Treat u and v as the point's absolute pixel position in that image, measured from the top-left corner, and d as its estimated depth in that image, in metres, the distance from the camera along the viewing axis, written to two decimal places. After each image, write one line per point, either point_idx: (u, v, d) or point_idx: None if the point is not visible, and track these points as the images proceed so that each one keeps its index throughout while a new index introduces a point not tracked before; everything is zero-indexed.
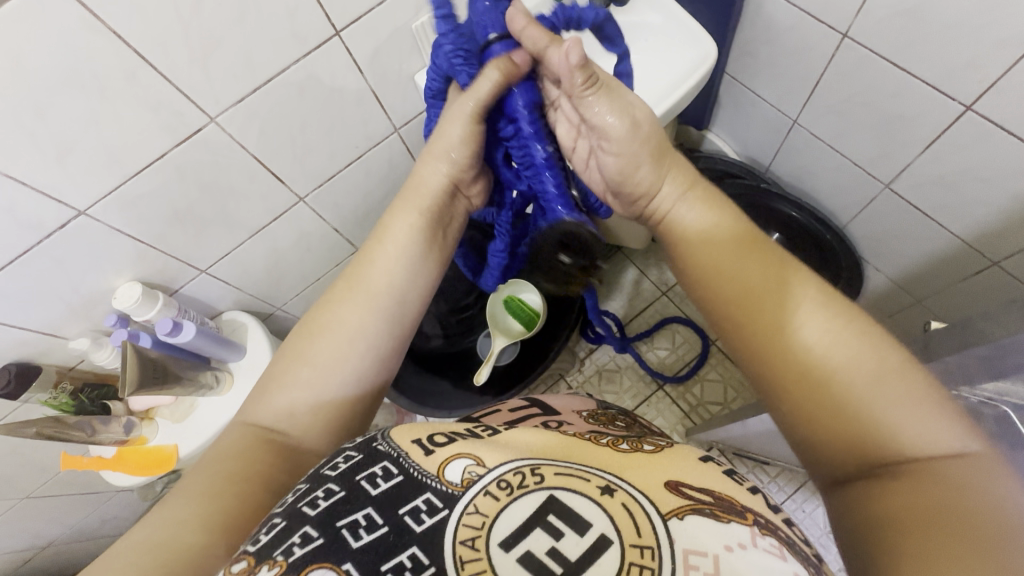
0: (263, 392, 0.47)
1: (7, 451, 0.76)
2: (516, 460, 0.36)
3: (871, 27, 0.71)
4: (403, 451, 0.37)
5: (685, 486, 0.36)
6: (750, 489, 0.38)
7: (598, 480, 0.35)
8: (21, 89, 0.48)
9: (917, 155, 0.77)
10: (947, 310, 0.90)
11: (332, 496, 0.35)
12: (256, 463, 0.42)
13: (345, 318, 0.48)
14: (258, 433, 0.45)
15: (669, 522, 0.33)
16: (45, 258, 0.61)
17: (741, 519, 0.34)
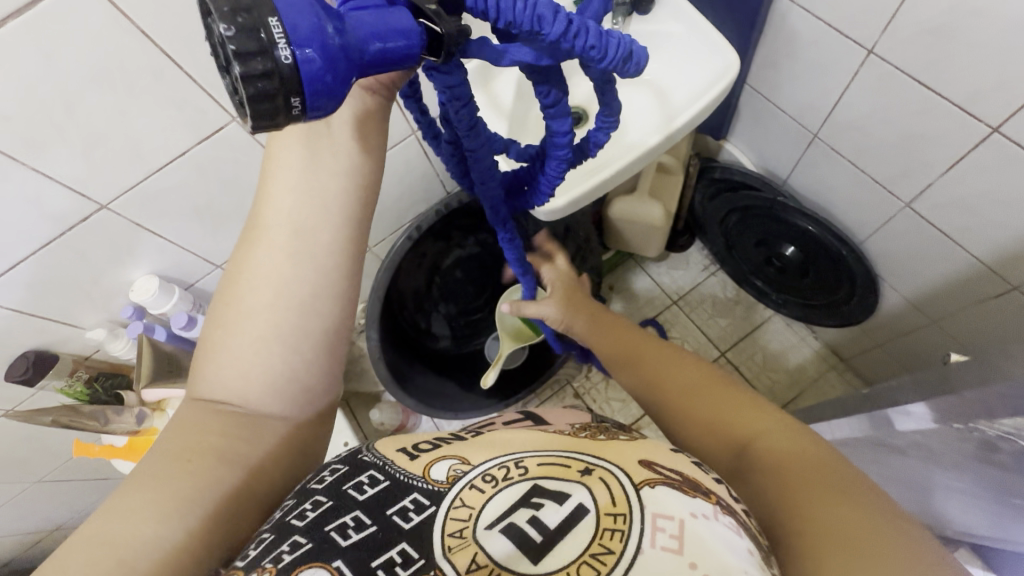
0: (204, 365, 0.39)
1: (22, 435, 0.77)
2: (502, 455, 0.35)
3: (898, 44, 0.70)
4: (388, 460, 0.36)
5: (657, 464, 0.34)
6: (716, 478, 0.36)
7: (579, 463, 0.34)
8: (51, 85, 0.49)
9: (939, 175, 0.76)
10: (963, 334, 0.88)
11: (320, 505, 0.33)
12: (206, 436, 0.35)
13: (265, 266, 0.38)
14: (203, 408, 0.37)
15: (641, 490, 0.32)
16: (66, 250, 0.62)
17: (704, 496, 0.32)
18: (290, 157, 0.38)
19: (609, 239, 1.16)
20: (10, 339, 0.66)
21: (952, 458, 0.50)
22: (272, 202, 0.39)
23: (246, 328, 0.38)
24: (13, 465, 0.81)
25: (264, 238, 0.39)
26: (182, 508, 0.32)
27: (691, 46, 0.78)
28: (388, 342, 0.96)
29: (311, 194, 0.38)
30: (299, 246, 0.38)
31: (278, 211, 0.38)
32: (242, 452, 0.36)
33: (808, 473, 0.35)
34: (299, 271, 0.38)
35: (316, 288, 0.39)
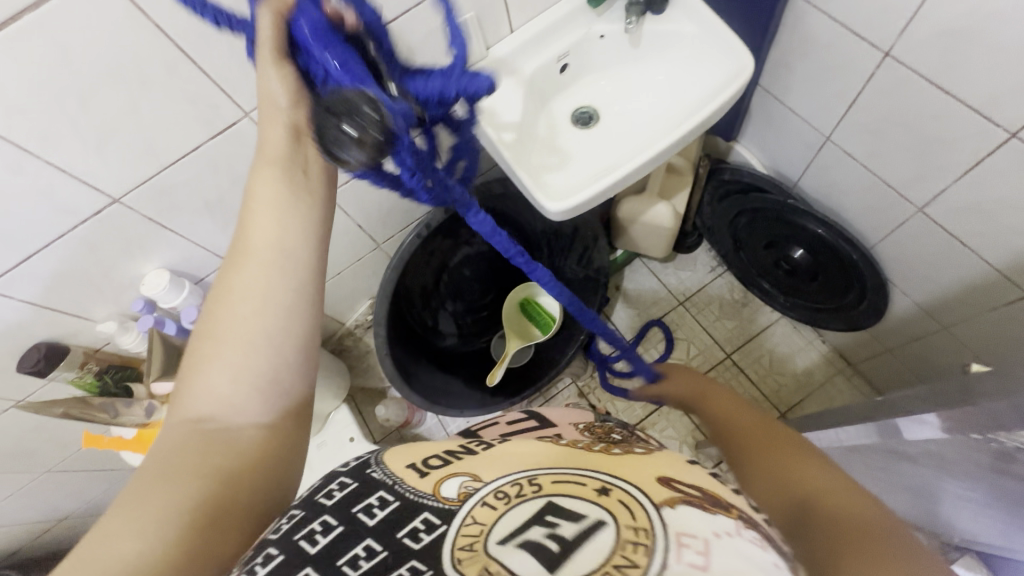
0: (187, 381, 0.39)
1: (31, 426, 0.78)
2: (514, 473, 0.34)
3: (916, 46, 0.69)
4: (397, 478, 0.35)
5: (676, 482, 0.33)
6: (733, 489, 0.35)
7: (593, 483, 0.33)
8: (66, 78, 0.49)
9: (953, 180, 0.75)
10: (975, 340, 0.87)
11: (330, 530, 0.31)
12: (186, 456, 0.35)
13: (250, 284, 0.40)
14: (187, 426, 0.37)
15: (663, 509, 0.30)
16: (79, 243, 0.62)
17: (726, 511, 0.31)
18: (278, 189, 0.40)
19: (617, 239, 1.16)
20: (21, 330, 0.66)
21: (964, 467, 0.50)
22: (257, 224, 0.40)
23: (232, 347, 0.39)
24: (22, 455, 0.81)
25: (247, 261, 0.40)
26: (162, 521, 0.31)
27: (706, 47, 0.78)
28: (395, 339, 0.96)
29: (285, 218, 0.40)
30: (286, 261, 0.41)
31: (265, 235, 0.40)
32: (225, 465, 0.35)
33: (794, 450, 0.41)
34: (286, 284, 0.41)
35: (297, 296, 0.41)
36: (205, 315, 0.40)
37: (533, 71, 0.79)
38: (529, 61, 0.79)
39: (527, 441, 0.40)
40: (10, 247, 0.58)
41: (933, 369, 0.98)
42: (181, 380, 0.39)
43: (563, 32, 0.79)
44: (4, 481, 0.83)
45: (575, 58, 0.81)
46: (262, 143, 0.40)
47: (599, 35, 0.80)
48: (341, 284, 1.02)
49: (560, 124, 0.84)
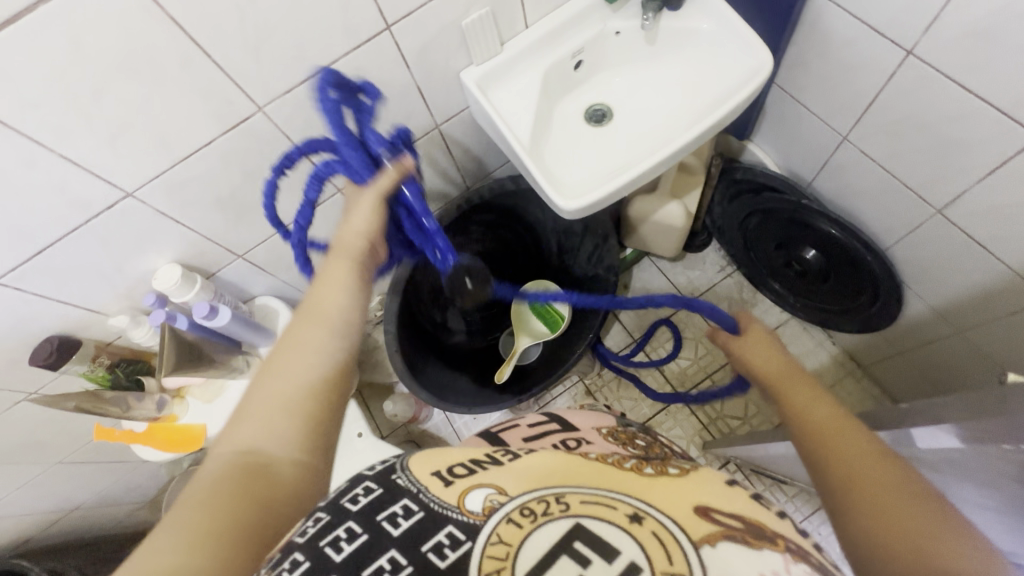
0: (238, 414, 0.41)
1: (42, 418, 0.78)
2: (541, 487, 0.34)
3: (939, 45, 0.68)
4: (422, 487, 0.38)
5: (714, 512, 0.33)
6: (780, 516, 0.36)
7: (625, 507, 0.32)
8: (81, 69, 0.49)
9: (974, 182, 0.74)
10: (989, 345, 0.86)
11: (355, 538, 0.34)
12: (236, 482, 0.36)
13: (310, 338, 0.45)
14: (236, 455, 0.38)
15: (703, 550, 0.30)
16: (93, 236, 0.62)
17: (773, 545, 0.31)
18: (345, 274, 0.51)
19: (626, 238, 1.15)
20: (34, 322, 0.66)
21: (987, 475, 0.49)
22: (326, 293, 0.49)
23: (285, 383, 0.42)
24: (33, 447, 0.82)
25: (313, 319, 0.47)
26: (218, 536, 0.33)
27: (724, 45, 0.77)
28: (404, 335, 0.96)
29: (345, 299, 0.49)
30: (341, 326, 0.47)
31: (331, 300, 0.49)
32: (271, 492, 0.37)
33: (864, 473, 0.42)
34: (339, 341, 0.47)
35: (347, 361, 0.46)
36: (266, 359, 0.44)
37: (548, 67, 0.78)
38: (544, 56, 0.78)
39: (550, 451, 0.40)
40: (24, 240, 0.58)
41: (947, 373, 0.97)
42: (233, 415, 0.41)
43: (579, 28, 0.78)
44: (16, 471, 0.83)
45: (590, 54, 0.81)
46: (340, 241, 0.54)
47: (614, 32, 0.79)
48: None
49: (573, 120, 0.83)
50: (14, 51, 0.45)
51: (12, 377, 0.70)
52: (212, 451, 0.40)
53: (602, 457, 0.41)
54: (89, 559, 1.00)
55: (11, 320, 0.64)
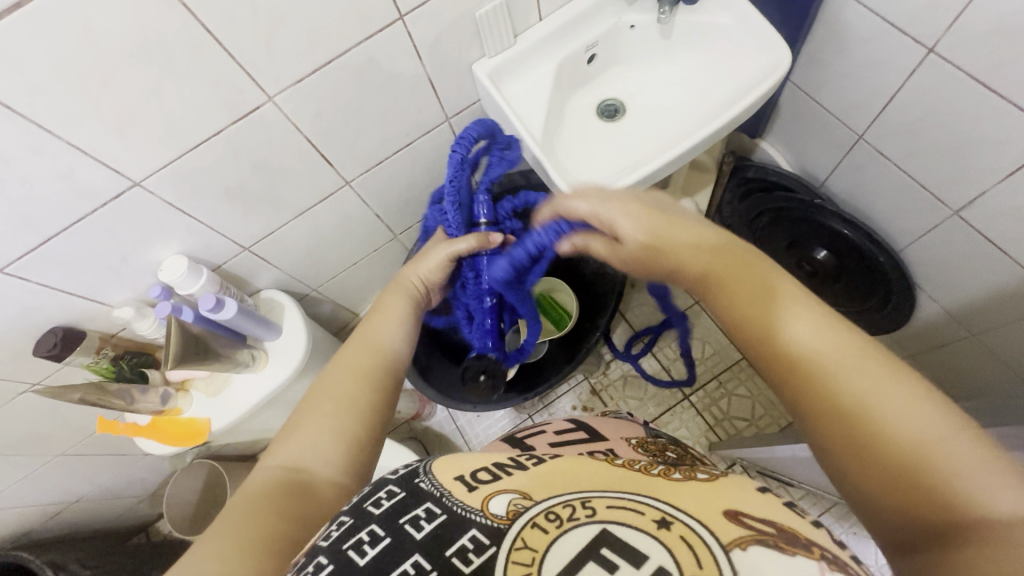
0: (289, 430, 0.46)
1: (46, 410, 0.77)
2: (567, 492, 0.32)
3: (962, 43, 0.67)
4: (445, 491, 0.34)
5: (746, 516, 0.30)
6: (817, 524, 0.32)
7: (654, 513, 0.30)
8: (88, 56, 0.48)
9: (995, 183, 0.73)
10: (1004, 348, 0.85)
11: (378, 541, 0.31)
12: (282, 495, 0.40)
13: (361, 362, 0.52)
14: (284, 468, 0.42)
15: (732, 553, 0.27)
16: (98, 226, 0.61)
17: (808, 552, 0.28)
18: (400, 307, 0.61)
19: None
20: (38, 313, 0.66)
21: None
22: (381, 326, 0.58)
23: (338, 401, 0.48)
24: (36, 439, 0.81)
25: (368, 344, 0.55)
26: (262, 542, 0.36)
27: (742, 40, 0.75)
28: None
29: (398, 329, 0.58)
30: (386, 353, 0.55)
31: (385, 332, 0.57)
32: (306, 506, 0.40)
33: (812, 390, 0.36)
34: (382, 368, 0.53)
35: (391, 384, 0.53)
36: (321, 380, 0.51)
37: (562, 60, 0.77)
38: (558, 49, 0.77)
39: (575, 457, 0.38)
40: (29, 230, 0.57)
41: (960, 377, 0.95)
42: (285, 432, 0.46)
43: (594, 21, 0.76)
44: (18, 463, 0.82)
45: (604, 48, 0.79)
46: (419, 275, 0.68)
47: (628, 26, 0.78)
48: (356, 274, 1.01)
49: (586, 116, 0.82)
50: (23, 37, 0.44)
51: (16, 368, 0.69)
52: (261, 465, 0.44)
53: (628, 464, 0.39)
54: (91, 552, 0.99)
55: (15, 310, 0.63)
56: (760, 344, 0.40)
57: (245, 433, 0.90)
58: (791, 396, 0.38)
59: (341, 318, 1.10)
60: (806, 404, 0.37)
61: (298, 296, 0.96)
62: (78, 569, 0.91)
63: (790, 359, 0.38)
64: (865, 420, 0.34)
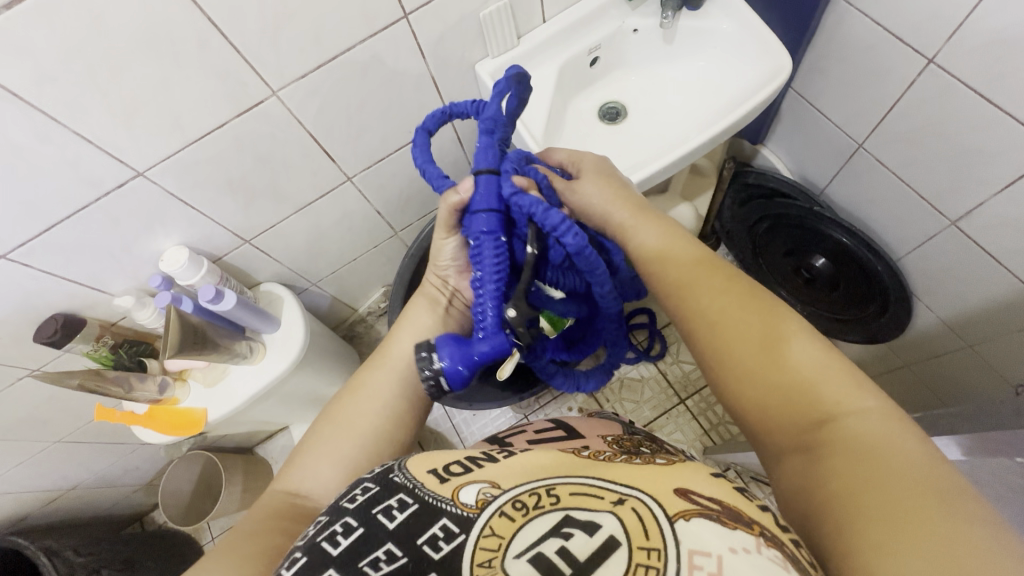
0: (298, 456, 0.48)
1: (45, 395, 0.78)
2: (532, 481, 0.32)
3: (962, 55, 0.67)
4: (418, 482, 0.33)
5: (694, 494, 0.31)
6: (763, 507, 0.33)
7: (610, 494, 0.31)
8: (95, 45, 0.48)
9: (991, 196, 0.73)
10: (999, 360, 0.85)
11: (351, 532, 0.30)
12: (283, 519, 0.41)
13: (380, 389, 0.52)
14: (289, 493, 0.44)
15: (676, 523, 0.28)
16: (101, 214, 0.62)
17: (748, 527, 0.29)
18: (424, 316, 0.58)
19: None
20: (40, 299, 0.66)
21: (997, 489, 0.48)
22: (400, 340, 0.56)
23: (343, 430, 0.49)
24: (34, 425, 0.82)
25: (381, 364, 0.54)
26: (254, 559, 0.37)
27: (741, 47, 0.76)
28: None
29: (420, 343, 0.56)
30: (397, 369, 0.54)
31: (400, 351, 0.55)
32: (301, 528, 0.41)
33: (780, 384, 0.37)
34: (396, 392, 0.52)
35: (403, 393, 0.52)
36: (333, 402, 0.52)
37: (564, 62, 0.77)
38: (561, 51, 0.77)
39: (542, 450, 0.38)
40: (33, 216, 0.58)
41: (956, 387, 0.96)
42: (296, 456, 0.48)
43: (596, 25, 0.77)
44: (16, 448, 0.83)
45: (607, 50, 0.80)
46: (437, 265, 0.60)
47: (631, 30, 0.79)
48: (356, 270, 1.01)
49: (587, 119, 0.83)
50: (31, 27, 0.45)
51: (16, 353, 0.70)
52: (272, 488, 0.46)
53: (594, 455, 0.40)
54: (86, 539, 1.00)
55: (17, 296, 0.64)
56: (730, 337, 0.40)
57: (242, 425, 0.90)
58: (732, 383, 0.39)
59: (339, 312, 1.10)
60: (751, 391, 0.38)
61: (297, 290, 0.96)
62: (73, 555, 0.92)
63: (743, 347, 0.39)
64: (806, 404, 0.36)
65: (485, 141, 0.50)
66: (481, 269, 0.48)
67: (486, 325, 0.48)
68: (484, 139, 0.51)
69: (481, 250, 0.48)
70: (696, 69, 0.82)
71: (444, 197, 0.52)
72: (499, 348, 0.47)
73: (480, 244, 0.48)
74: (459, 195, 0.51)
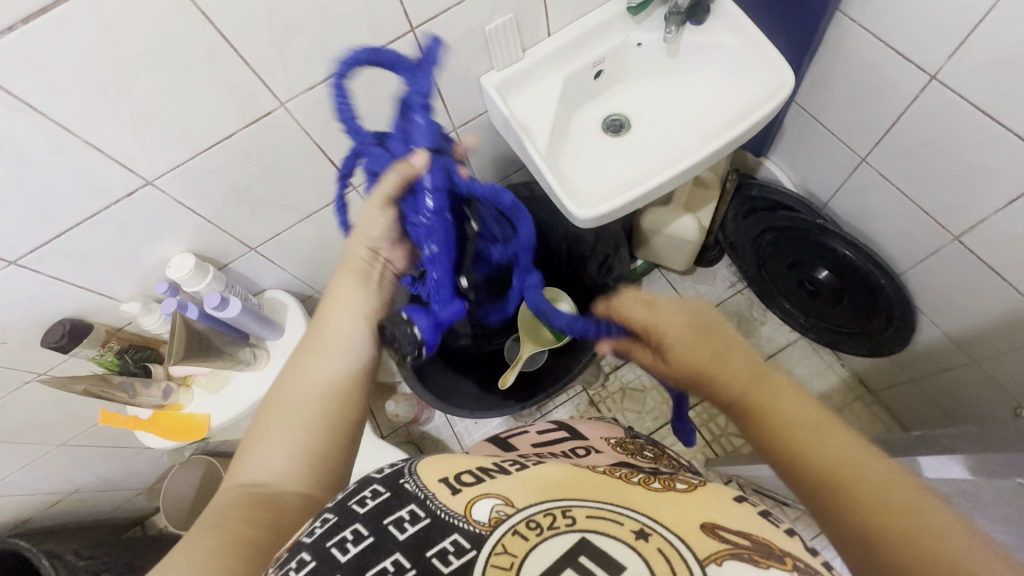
0: (247, 450, 0.44)
1: (49, 399, 0.79)
2: (548, 501, 0.32)
3: (964, 72, 0.67)
4: (429, 493, 0.33)
5: (722, 530, 0.31)
6: (789, 532, 0.33)
7: (632, 523, 0.30)
8: (111, 58, 0.50)
9: (996, 211, 0.73)
10: (1005, 375, 0.85)
11: (361, 540, 0.31)
12: (240, 515, 0.39)
13: (323, 373, 0.48)
14: (244, 489, 0.41)
15: (708, 568, 0.28)
16: (110, 222, 0.63)
17: (780, 563, 0.29)
18: (352, 290, 0.53)
19: (638, 249, 1.15)
20: (48, 304, 0.67)
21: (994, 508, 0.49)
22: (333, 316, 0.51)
23: (288, 417, 0.45)
24: (39, 428, 0.82)
25: (318, 344, 0.50)
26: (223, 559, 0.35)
27: (745, 62, 0.77)
28: None
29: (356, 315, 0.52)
30: (340, 350, 0.50)
31: (338, 332, 0.50)
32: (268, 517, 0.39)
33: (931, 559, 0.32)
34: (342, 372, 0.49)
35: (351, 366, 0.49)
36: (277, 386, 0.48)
37: (568, 75, 0.78)
38: (564, 65, 0.78)
39: (552, 462, 0.38)
40: (44, 223, 0.58)
41: (962, 403, 0.95)
42: (243, 451, 0.44)
43: (600, 39, 0.79)
44: (20, 451, 0.84)
45: (610, 64, 0.81)
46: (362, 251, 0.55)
47: (634, 44, 0.80)
48: None
49: (590, 132, 0.84)
50: (48, 39, 0.46)
51: (23, 357, 0.71)
52: (224, 487, 0.43)
53: (610, 468, 0.39)
54: (87, 542, 1.00)
55: (25, 300, 0.65)
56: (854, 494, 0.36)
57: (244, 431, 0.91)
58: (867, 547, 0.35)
59: None
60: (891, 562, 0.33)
61: (302, 296, 0.97)
62: (74, 559, 0.92)
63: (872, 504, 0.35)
64: None
65: (423, 106, 0.47)
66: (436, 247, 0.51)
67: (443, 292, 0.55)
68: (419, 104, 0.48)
69: (433, 230, 0.50)
70: (700, 83, 0.82)
71: (398, 167, 0.49)
72: (457, 311, 0.56)
73: (432, 224, 0.49)
74: (414, 166, 0.48)
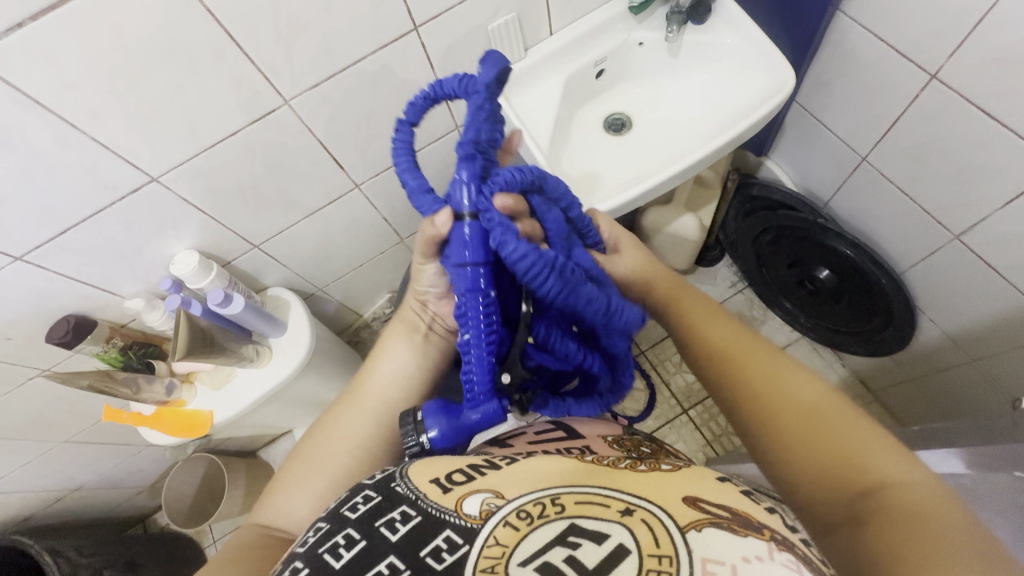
0: (274, 492, 0.48)
1: (54, 395, 0.79)
2: (538, 489, 0.32)
3: (964, 71, 0.68)
4: (420, 494, 0.33)
5: (703, 501, 0.31)
6: (768, 509, 0.33)
7: (618, 503, 0.31)
8: (118, 53, 0.50)
9: (994, 210, 0.74)
10: (1004, 375, 0.85)
11: (353, 545, 0.31)
12: (254, 550, 0.41)
13: (353, 429, 0.51)
14: (262, 529, 0.45)
15: (688, 534, 0.29)
16: (115, 217, 0.63)
17: (758, 533, 0.30)
18: (394, 347, 0.56)
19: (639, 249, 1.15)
20: (53, 300, 0.68)
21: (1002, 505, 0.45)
22: (373, 372, 0.55)
23: (314, 471, 0.48)
24: (42, 424, 0.83)
25: (354, 401, 0.54)
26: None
27: (746, 62, 0.77)
28: None
29: (400, 375, 0.55)
30: (375, 404, 0.53)
31: (377, 388, 0.54)
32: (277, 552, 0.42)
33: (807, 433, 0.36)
34: (370, 431, 0.52)
35: (382, 417, 0.53)
36: (311, 436, 0.52)
37: (570, 74, 0.79)
38: (567, 64, 0.79)
39: (549, 455, 0.38)
40: (50, 219, 0.59)
41: (962, 402, 0.95)
42: (269, 491, 0.48)
43: (601, 38, 0.79)
44: (23, 447, 0.84)
45: (612, 62, 0.81)
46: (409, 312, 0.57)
47: (636, 43, 0.81)
48: (363, 276, 1.03)
49: (592, 131, 0.84)
50: (58, 38, 0.46)
51: (27, 354, 0.71)
52: (247, 524, 0.47)
53: (599, 459, 0.39)
54: (89, 539, 1.01)
55: (30, 295, 0.65)
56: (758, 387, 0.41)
57: (245, 428, 0.91)
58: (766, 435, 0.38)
59: (345, 317, 1.11)
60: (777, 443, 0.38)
61: (304, 294, 0.97)
62: (76, 556, 0.92)
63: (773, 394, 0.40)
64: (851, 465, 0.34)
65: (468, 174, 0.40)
66: (465, 334, 0.40)
67: (474, 390, 0.42)
68: (467, 170, 0.41)
69: (465, 311, 0.40)
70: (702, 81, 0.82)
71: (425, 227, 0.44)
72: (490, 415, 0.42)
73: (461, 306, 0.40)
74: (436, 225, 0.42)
